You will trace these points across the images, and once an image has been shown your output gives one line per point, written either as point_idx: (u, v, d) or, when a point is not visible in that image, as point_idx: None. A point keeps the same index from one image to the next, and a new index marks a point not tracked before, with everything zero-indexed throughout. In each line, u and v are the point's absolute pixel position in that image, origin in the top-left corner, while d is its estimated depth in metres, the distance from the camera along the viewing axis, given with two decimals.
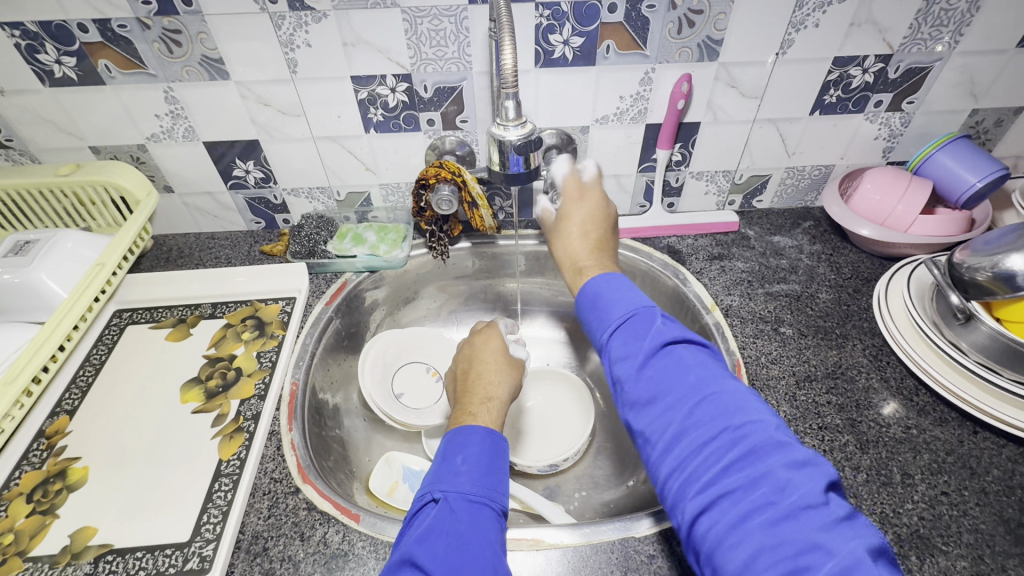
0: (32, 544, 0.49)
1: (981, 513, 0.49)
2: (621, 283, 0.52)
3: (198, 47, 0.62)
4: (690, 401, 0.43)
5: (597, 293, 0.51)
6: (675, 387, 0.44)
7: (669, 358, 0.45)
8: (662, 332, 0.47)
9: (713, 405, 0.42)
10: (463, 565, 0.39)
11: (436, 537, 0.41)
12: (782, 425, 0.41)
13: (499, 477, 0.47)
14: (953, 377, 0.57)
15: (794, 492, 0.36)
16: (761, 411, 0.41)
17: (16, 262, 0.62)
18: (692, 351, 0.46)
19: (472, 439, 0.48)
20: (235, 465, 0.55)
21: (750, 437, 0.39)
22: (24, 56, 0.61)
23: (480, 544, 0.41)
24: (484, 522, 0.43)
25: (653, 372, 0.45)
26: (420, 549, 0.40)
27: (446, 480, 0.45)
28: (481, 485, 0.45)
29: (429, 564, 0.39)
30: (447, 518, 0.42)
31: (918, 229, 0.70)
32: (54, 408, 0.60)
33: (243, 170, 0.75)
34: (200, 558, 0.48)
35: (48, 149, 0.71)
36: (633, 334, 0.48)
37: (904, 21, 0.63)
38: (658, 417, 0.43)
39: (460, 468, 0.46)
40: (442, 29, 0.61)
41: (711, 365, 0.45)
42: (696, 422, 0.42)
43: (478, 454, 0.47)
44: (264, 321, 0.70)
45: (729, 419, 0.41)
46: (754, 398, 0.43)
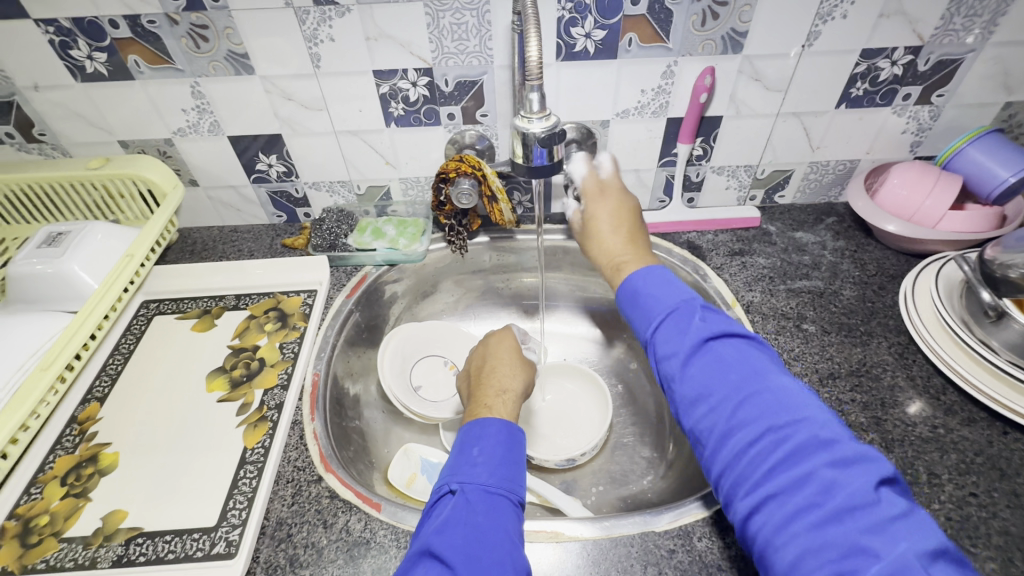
0: (66, 526, 0.50)
1: (1012, 515, 0.48)
2: (660, 279, 0.52)
3: (224, 43, 0.63)
4: (732, 402, 0.42)
5: (634, 291, 0.52)
6: (718, 387, 0.44)
7: (710, 358, 0.45)
8: (699, 329, 0.47)
9: (759, 405, 0.42)
10: (481, 555, 0.39)
11: (453, 527, 0.41)
12: (830, 421, 0.40)
13: (516, 469, 0.47)
14: (988, 380, 0.56)
15: (841, 492, 0.36)
16: (808, 410, 0.41)
17: (49, 253, 0.64)
18: (733, 346, 0.46)
19: (488, 431, 0.49)
20: (260, 453, 0.56)
21: (795, 438, 0.39)
22: (57, 52, 0.63)
23: (497, 535, 0.41)
24: (502, 513, 0.43)
25: (695, 372, 0.45)
26: (438, 538, 0.40)
27: (463, 472, 0.45)
28: (498, 476, 0.45)
29: (447, 554, 0.39)
30: (463, 508, 0.43)
31: (947, 225, 0.68)
32: (85, 395, 0.62)
33: (266, 164, 0.76)
34: (227, 543, 0.49)
35: (79, 144, 0.73)
36: (673, 333, 0.48)
37: (935, 11, 0.61)
38: (705, 416, 0.43)
39: (476, 460, 0.46)
40: (464, 23, 0.61)
41: (752, 360, 0.44)
42: (741, 423, 0.41)
43: (494, 447, 0.47)
44: (286, 313, 0.71)
45: (773, 419, 0.40)
46: (802, 394, 0.42)
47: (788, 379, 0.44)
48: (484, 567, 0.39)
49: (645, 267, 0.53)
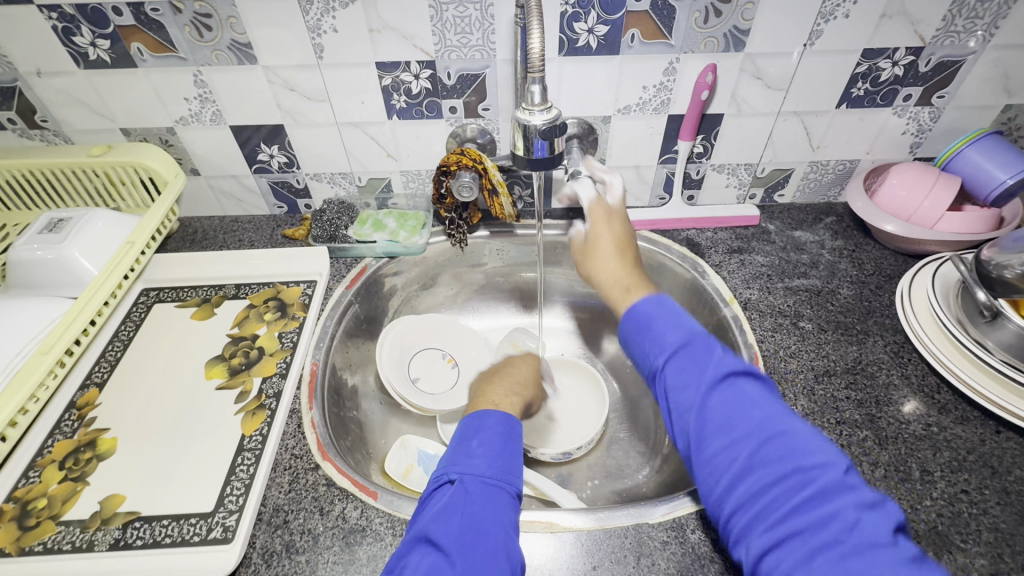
0: (64, 509, 0.51)
1: (1002, 512, 0.49)
2: (674, 309, 0.51)
3: (227, 32, 0.63)
4: (755, 439, 0.41)
5: (648, 316, 0.51)
6: (740, 423, 0.42)
7: (733, 393, 0.44)
8: (721, 363, 0.46)
9: (781, 445, 0.41)
10: (476, 541, 0.40)
11: (450, 514, 0.41)
12: (849, 464, 0.40)
13: (514, 461, 0.47)
14: (987, 383, 0.56)
15: (869, 537, 0.35)
16: (829, 453, 0.40)
17: (50, 239, 0.64)
18: (754, 386, 0.45)
19: (487, 424, 0.49)
20: (257, 440, 0.56)
21: (820, 480, 0.38)
22: (60, 38, 0.63)
23: (493, 523, 0.41)
24: (500, 503, 0.43)
25: (715, 406, 0.44)
26: (434, 524, 0.41)
27: (461, 463, 0.46)
28: (497, 467, 0.45)
29: (443, 539, 0.39)
30: (462, 497, 0.43)
31: (945, 225, 0.68)
32: (84, 381, 0.62)
33: (268, 154, 0.76)
34: (224, 528, 0.49)
35: (81, 131, 0.73)
36: (694, 366, 0.46)
37: (937, 13, 0.61)
38: (722, 451, 0.42)
39: (475, 451, 0.46)
40: (467, 16, 0.61)
41: (773, 401, 0.44)
42: (762, 461, 0.40)
43: (494, 440, 0.48)
44: (286, 302, 0.71)
45: (798, 459, 0.39)
46: (822, 436, 0.42)
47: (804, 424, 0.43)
48: (479, 554, 0.39)
49: (656, 295, 0.52)
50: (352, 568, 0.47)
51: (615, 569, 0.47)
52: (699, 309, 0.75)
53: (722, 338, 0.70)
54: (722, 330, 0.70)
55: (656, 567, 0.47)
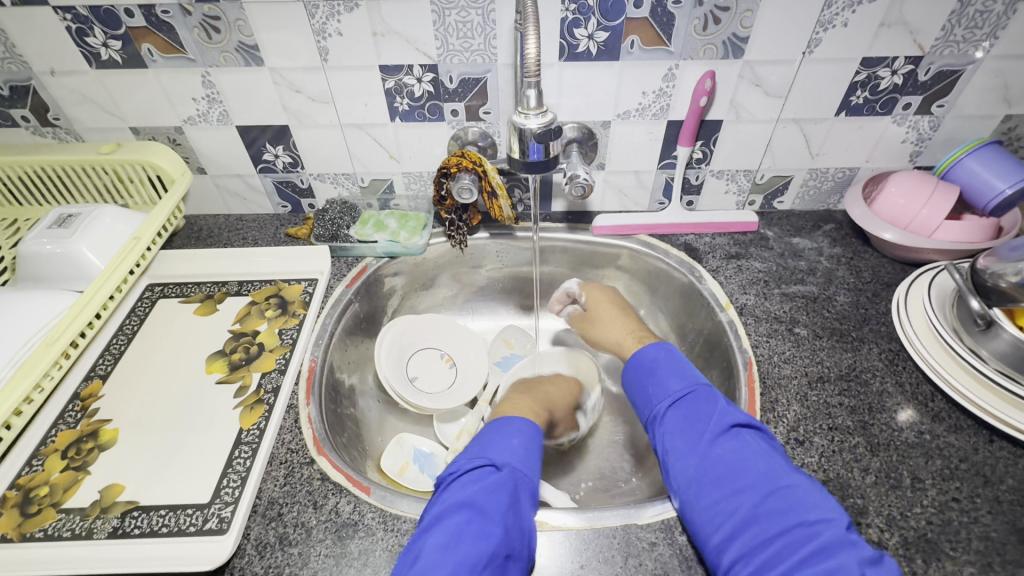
0: (65, 497, 0.52)
1: (993, 521, 0.49)
2: (676, 363, 0.60)
3: (235, 34, 0.64)
4: (760, 490, 0.45)
5: (655, 363, 0.60)
6: (744, 473, 0.47)
7: (738, 444, 0.49)
8: (726, 416, 0.51)
9: (785, 498, 0.44)
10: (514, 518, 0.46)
11: (501, 490, 0.47)
12: (849, 521, 0.43)
13: (537, 464, 0.54)
14: (978, 391, 0.56)
15: None
16: (832, 509, 0.43)
17: (59, 234, 0.66)
18: (757, 439, 0.49)
19: (524, 428, 0.56)
20: (255, 434, 0.57)
21: (822, 533, 0.41)
22: (73, 39, 0.65)
23: (525, 509, 0.47)
24: (531, 495, 0.49)
25: (720, 455, 0.48)
26: (484, 498, 0.46)
27: (506, 453, 0.52)
28: (531, 465, 0.52)
29: (495, 511, 0.45)
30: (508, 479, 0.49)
31: (943, 234, 0.68)
32: (88, 372, 0.63)
33: (273, 155, 0.78)
34: (219, 519, 0.50)
35: (92, 129, 0.75)
36: (698, 416, 0.52)
37: (936, 23, 0.62)
38: (724, 499, 0.46)
39: (517, 445, 0.53)
40: (469, 21, 0.62)
41: (775, 455, 0.48)
42: (766, 512, 0.44)
43: (529, 441, 0.55)
44: (287, 300, 0.72)
45: (801, 513, 0.43)
46: (823, 494, 0.45)
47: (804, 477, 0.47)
48: (514, 528, 0.45)
49: (664, 345, 0.62)
50: (344, 562, 0.48)
51: (603, 569, 0.47)
52: (695, 314, 0.75)
53: (717, 343, 0.70)
54: (717, 334, 0.70)
55: (643, 568, 0.47)
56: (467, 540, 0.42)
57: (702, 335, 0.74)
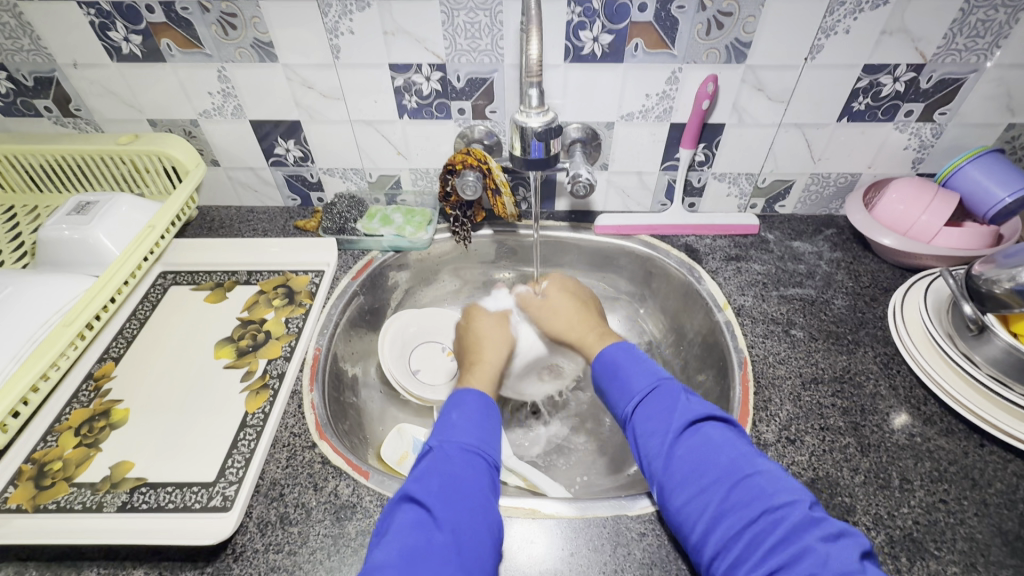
0: (77, 472, 0.54)
1: (979, 523, 0.49)
2: (637, 357, 0.60)
3: (251, 31, 0.66)
4: (726, 483, 0.45)
5: (615, 363, 0.60)
6: (709, 468, 0.47)
7: (699, 440, 0.49)
8: (687, 411, 0.51)
9: (748, 488, 0.44)
10: (455, 499, 0.46)
11: (430, 476, 0.48)
12: (813, 500, 0.43)
13: (491, 435, 0.55)
14: (992, 410, 0.55)
15: (836, 565, 0.38)
16: (795, 491, 0.44)
17: (78, 220, 0.68)
18: (719, 430, 0.50)
19: (467, 400, 0.57)
20: (259, 418, 0.59)
21: (788, 517, 0.42)
22: (96, 33, 0.67)
23: (471, 484, 0.48)
24: (481, 470, 0.50)
25: (684, 452, 0.48)
26: (417, 486, 0.47)
27: (446, 433, 0.53)
28: (476, 438, 0.53)
29: (426, 497, 0.45)
30: (441, 459, 0.50)
31: (942, 241, 0.69)
32: (102, 354, 0.66)
33: (284, 149, 0.80)
34: (223, 497, 0.52)
35: (111, 120, 0.78)
36: (661, 412, 0.52)
37: (938, 30, 0.62)
38: (694, 498, 0.46)
39: (455, 422, 0.54)
40: (477, 22, 0.64)
41: (738, 444, 0.48)
42: (734, 504, 0.44)
43: (474, 414, 0.56)
44: (294, 290, 0.74)
45: (765, 501, 0.43)
46: (786, 477, 0.46)
47: (768, 462, 0.47)
48: (455, 506, 0.45)
49: (624, 343, 0.62)
50: (341, 542, 0.49)
51: (592, 557, 0.49)
52: (694, 314, 0.76)
53: (714, 342, 0.71)
54: (714, 333, 0.71)
55: (631, 557, 0.49)
56: (404, 531, 0.43)
57: (699, 335, 0.75)
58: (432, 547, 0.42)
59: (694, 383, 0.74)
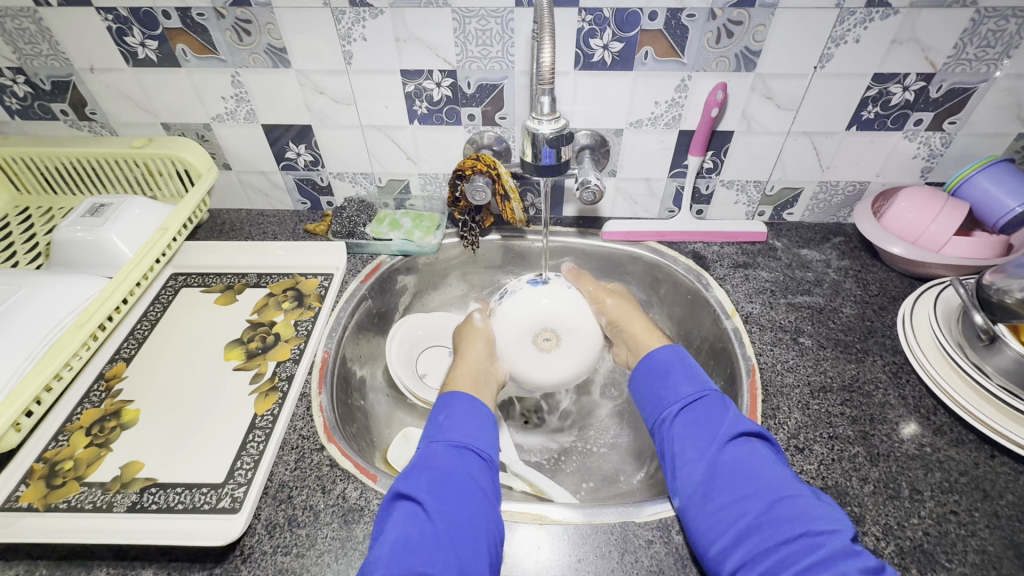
0: (88, 472, 0.55)
1: (990, 535, 0.49)
2: (687, 365, 0.60)
3: (265, 37, 0.67)
4: (765, 499, 0.46)
5: (665, 368, 0.60)
6: (751, 480, 0.47)
7: (746, 451, 0.49)
8: (737, 423, 0.52)
9: (789, 507, 0.45)
10: (445, 493, 0.49)
11: (419, 473, 0.50)
12: (852, 533, 0.44)
13: (477, 430, 0.57)
14: (999, 419, 0.55)
15: None
16: (837, 520, 0.44)
17: (91, 222, 0.69)
18: (765, 448, 0.51)
19: (456, 401, 0.60)
20: (268, 420, 0.59)
21: (828, 543, 0.42)
22: (113, 38, 0.68)
23: (464, 481, 0.50)
24: (465, 466, 0.52)
25: (729, 460, 0.49)
26: (408, 483, 0.49)
27: (434, 435, 0.55)
28: (461, 435, 0.55)
29: (415, 493, 0.48)
30: (432, 455, 0.53)
31: (951, 250, 0.69)
32: (113, 355, 0.66)
33: (295, 153, 0.81)
34: (232, 498, 0.52)
35: (125, 124, 0.79)
36: (708, 420, 0.53)
37: (948, 40, 0.62)
38: (730, 506, 0.46)
39: (442, 423, 0.56)
40: (488, 29, 0.65)
41: (782, 466, 0.49)
42: (772, 520, 0.45)
43: (459, 414, 0.58)
44: (303, 293, 0.74)
45: (806, 523, 0.43)
46: (828, 505, 0.46)
47: (807, 487, 0.48)
48: (449, 506, 0.47)
49: (676, 349, 0.63)
50: (349, 545, 0.49)
51: (599, 563, 0.49)
52: (701, 320, 0.76)
53: (721, 349, 0.71)
54: (722, 340, 0.71)
55: (639, 564, 0.48)
56: (397, 525, 0.45)
57: (706, 342, 0.75)
58: (422, 540, 0.44)
59: None
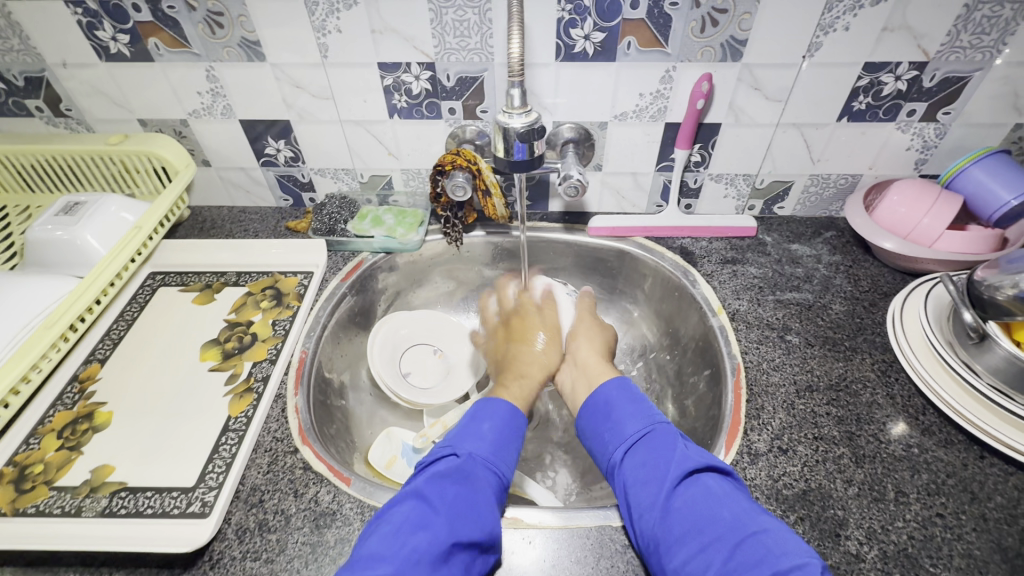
0: (58, 475, 0.54)
1: (977, 539, 0.47)
2: (631, 395, 0.56)
3: (238, 30, 0.66)
4: (728, 542, 0.41)
5: (609, 404, 0.55)
6: (709, 524, 0.42)
7: (699, 491, 0.45)
8: (685, 459, 0.47)
9: (753, 549, 0.40)
10: (465, 512, 0.45)
11: (450, 482, 0.47)
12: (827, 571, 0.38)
13: (510, 455, 0.53)
14: (993, 421, 0.53)
15: None
16: (806, 554, 0.39)
17: (65, 221, 0.68)
18: (721, 482, 0.46)
19: (499, 412, 0.55)
20: (242, 422, 0.58)
21: None
22: (84, 32, 0.67)
23: (484, 503, 0.47)
24: (491, 488, 0.49)
25: (682, 506, 0.44)
26: (432, 487, 0.47)
27: (471, 442, 0.52)
28: (497, 454, 0.51)
29: (437, 501, 0.45)
30: (462, 470, 0.49)
31: (944, 245, 0.67)
32: (88, 356, 0.65)
33: (275, 149, 0.79)
34: (202, 503, 0.51)
35: (102, 120, 0.77)
36: (655, 460, 0.48)
37: (941, 28, 0.60)
38: (694, 558, 0.41)
39: (484, 434, 0.53)
40: (466, 20, 0.63)
41: (741, 500, 0.44)
42: (739, 567, 0.39)
43: (501, 428, 0.54)
44: (282, 292, 0.73)
45: (773, 563, 0.38)
46: (796, 537, 0.41)
47: (775, 521, 0.43)
48: (461, 522, 0.45)
49: (620, 379, 0.58)
50: (320, 550, 0.48)
51: (575, 569, 0.48)
52: (688, 317, 0.75)
53: (707, 348, 0.69)
54: (708, 338, 0.69)
55: (615, 569, 0.47)
56: (403, 530, 0.43)
57: (693, 340, 0.73)
58: (430, 553, 0.42)
59: (688, 387, 0.72)
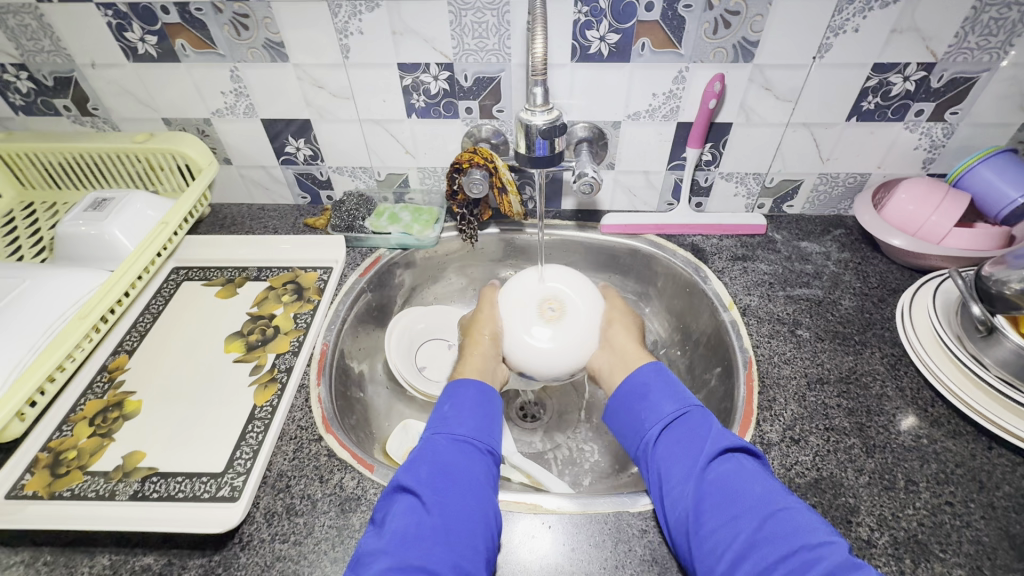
0: (91, 461, 0.56)
1: (986, 526, 0.49)
2: (667, 379, 0.58)
3: (263, 31, 0.68)
4: (756, 515, 0.44)
5: (646, 387, 0.57)
6: (740, 498, 0.45)
7: (731, 467, 0.47)
8: (720, 439, 0.49)
9: (781, 524, 0.43)
10: (444, 484, 0.48)
11: (421, 462, 0.50)
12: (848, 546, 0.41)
13: (481, 424, 0.56)
14: (999, 412, 0.54)
15: None
16: (830, 531, 0.42)
17: (94, 216, 0.70)
18: (749, 462, 0.48)
19: (463, 392, 0.59)
20: (268, 411, 0.60)
21: (828, 557, 0.40)
22: (114, 34, 0.69)
23: (463, 474, 0.50)
24: (471, 458, 0.52)
25: (715, 480, 0.47)
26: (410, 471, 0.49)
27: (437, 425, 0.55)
28: (464, 428, 0.54)
29: (414, 484, 0.48)
30: (431, 449, 0.52)
31: (952, 242, 0.68)
32: (116, 347, 0.67)
33: (294, 147, 0.81)
34: (231, 487, 0.53)
35: (127, 119, 0.79)
36: (690, 438, 0.51)
37: (949, 30, 0.62)
38: (722, 527, 0.44)
39: (446, 416, 0.56)
40: (484, 22, 0.65)
41: (770, 480, 0.47)
42: (767, 537, 0.42)
43: (462, 404, 0.57)
44: (302, 286, 0.75)
45: (803, 537, 0.41)
46: (818, 518, 0.44)
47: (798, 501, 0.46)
48: (444, 495, 0.47)
49: (654, 363, 0.60)
50: (346, 533, 0.50)
51: (593, 552, 0.49)
52: (699, 313, 0.76)
53: (718, 343, 0.71)
54: (720, 333, 0.71)
55: (632, 553, 0.49)
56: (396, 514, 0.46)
57: (704, 336, 0.75)
58: (426, 531, 0.45)
59: (699, 381, 0.74)
